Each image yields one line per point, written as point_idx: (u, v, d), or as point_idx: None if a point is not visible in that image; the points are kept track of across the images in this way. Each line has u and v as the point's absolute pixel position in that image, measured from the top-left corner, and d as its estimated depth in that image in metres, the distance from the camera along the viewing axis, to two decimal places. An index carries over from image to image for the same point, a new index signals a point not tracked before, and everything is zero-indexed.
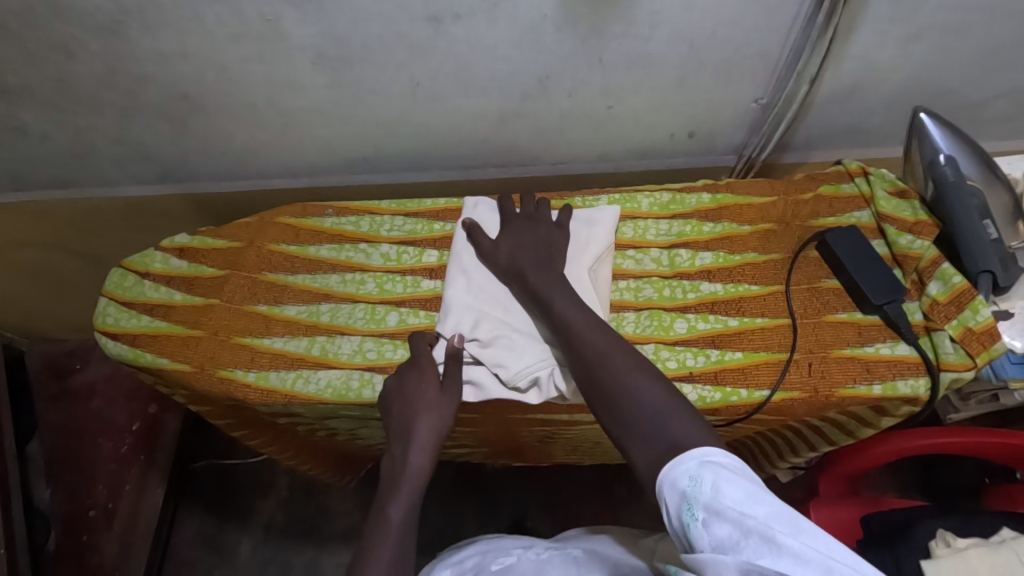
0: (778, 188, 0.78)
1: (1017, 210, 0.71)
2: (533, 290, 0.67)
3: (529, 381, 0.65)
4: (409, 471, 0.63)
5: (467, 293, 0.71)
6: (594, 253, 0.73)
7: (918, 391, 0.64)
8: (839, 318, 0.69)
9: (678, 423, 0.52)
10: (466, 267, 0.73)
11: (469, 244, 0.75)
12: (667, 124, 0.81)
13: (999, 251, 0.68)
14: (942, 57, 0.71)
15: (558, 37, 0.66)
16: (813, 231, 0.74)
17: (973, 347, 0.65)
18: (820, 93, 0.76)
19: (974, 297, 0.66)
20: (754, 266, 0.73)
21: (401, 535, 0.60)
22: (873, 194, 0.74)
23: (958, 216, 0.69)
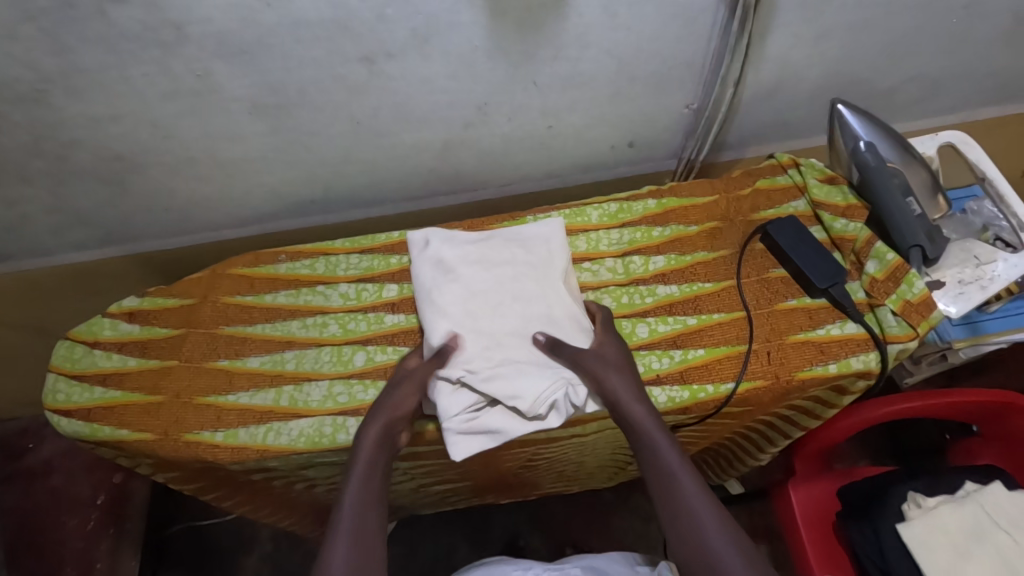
0: (718, 187, 0.81)
1: (936, 185, 0.75)
2: (639, 438, 0.60)
3: (548, 406, 0.63)
4: (361, 450, 0.60)
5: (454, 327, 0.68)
6: (559, 268, 0.73)
7: (869, 365, 0.68)
8: (790, 305, 0.72)
9: None
10: (440, 303, 0.70)
11: (439, 281, 0.72)
12: (607, 137, 0.84)
13: (925, 224, 0.73)
14: (850, 50, 0.76)
15: (492, 65, 0.67)
16: (757, 224, 0.78)
17: (914, 316, 0.69)
18: (745, 94, 0.80)
19: (908, 271, 0.71)
20: (704, 264, 0.76)
21: (364, 506, 0.56)
22: (806, 183, 0.79)
23: (885, 197, 0.73)
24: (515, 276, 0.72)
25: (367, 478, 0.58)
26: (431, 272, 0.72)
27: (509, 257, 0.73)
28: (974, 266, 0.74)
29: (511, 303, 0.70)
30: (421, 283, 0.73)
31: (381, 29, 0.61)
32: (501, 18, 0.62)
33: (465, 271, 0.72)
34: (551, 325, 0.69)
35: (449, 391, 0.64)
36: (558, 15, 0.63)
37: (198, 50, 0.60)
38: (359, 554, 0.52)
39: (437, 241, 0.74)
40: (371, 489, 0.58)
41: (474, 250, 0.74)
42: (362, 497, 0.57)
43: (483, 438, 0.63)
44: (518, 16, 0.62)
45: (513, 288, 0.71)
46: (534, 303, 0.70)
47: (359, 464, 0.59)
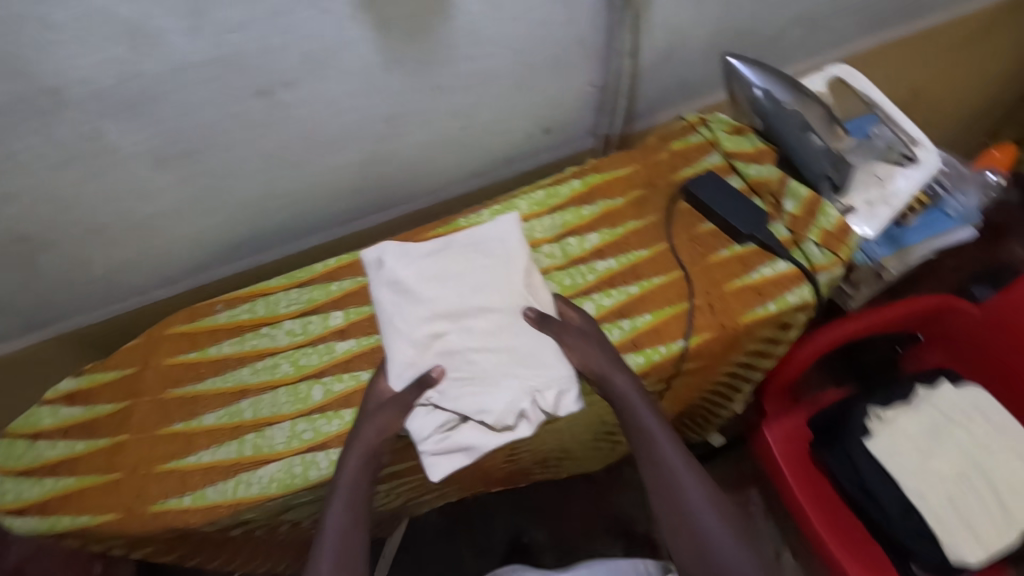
0: (636, 156, 0.84)
1: (831, 116, 0.78)
2: (620, 404, 0.64)
3: (516, 415, 0.61)
4: (343, 476, 0.60)
5: (416, 351, 0.65)
6: (520, 266, 0.71)
7: (805, 297, 0.72)
8: (723, 255, 0.75)
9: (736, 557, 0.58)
10: (403, 327, 0.66)
11: (397, 303, 0.68)
12: (521, 127, 0.85)
13: (828, 154, 0.76)
14: (729, 6, 0.80)
15: (390, 76, 0.68)
16: (678, 185, 0.81)
17: (834, 245, 0.73)
18: (643, 64, 0.83)
19: (821, 202, 0.75)
20: (636, 232, 0.78)
21: (347, 530, 0.57)
22: (716, 138, 0.82)
23: (788, 137, 0.77)
24: (478, 283, 0.68)
25: (344, 516, 0.58)
26: (389, 295, 0.68)
27: (465, 262, 0.70)
28: (879, 186, 0.78)
29: (477, 311, 0.66)
30: (379, 308, 0.69)
31: (269, 60, 0.60)
32: (388, 28, 0.62)
33: (424, 288, 0.68)
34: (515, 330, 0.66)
35: (421, 413, 0.62)
36: (443, 15, 0.63)
37: (81, 113, 0.58)
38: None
39: (385, 254, 0.70)
40: (348, 520, 0.58)
41: (427, 259, 0.70)
42: (344, 527, 0.57)
43: (459, 456, 0.61)
44: (405, 24, 0.62)
45: (477, 296, 0.67)
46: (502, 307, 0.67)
47: (342, 491, 0.60)
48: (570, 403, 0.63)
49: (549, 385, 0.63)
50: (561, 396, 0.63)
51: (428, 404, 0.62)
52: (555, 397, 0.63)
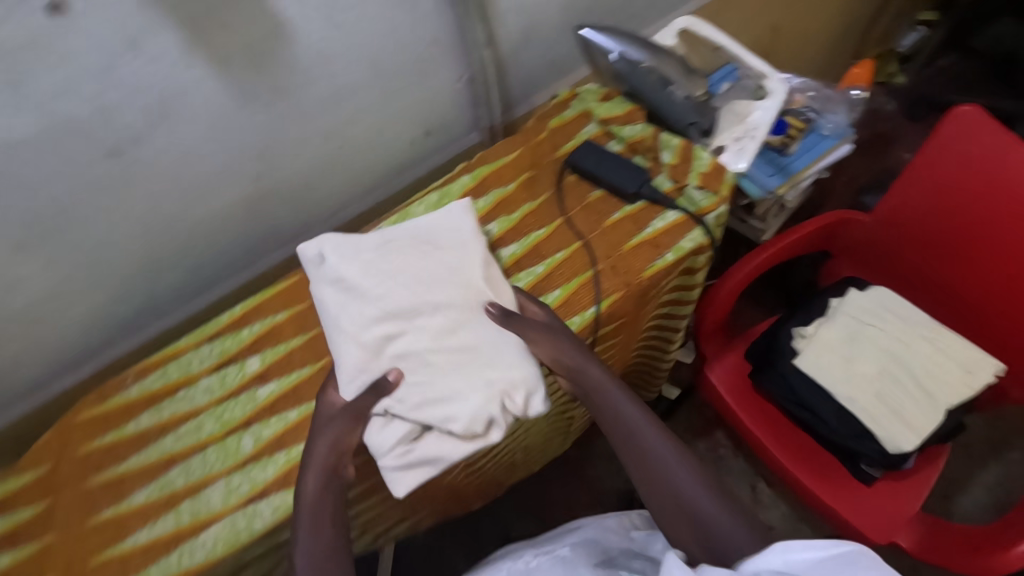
0: (518, 141, 0.85)
1: (687, 67, 0.82)
2: (592, 391, 0.63)
3: (485, 423, 0.58)
4: (303, 499, 0.57)
5: (365, 353, 0.64)
6: (476, 261, 0.71)
7: (699, 240, 0.75)
8: (616, 218, 0.78)
9: (727, 518, 0.57)
10: (352, 328, 0.66)
11: (342, 306, 0.68)
12: (402, 136, 0.86)
13: (690, 104, 0.80)
14: None
15: (248, 111, 0.67)
16: (563, 161, 0.83)
17: (713, 186, 0.77)
18: (504, 53, 0.85)
19: (694, 148, 0.79)
20: (532, 214, 0.80)
21: (324, 554, 0.54)
22: (589, 107, 0.85)
23: (650, 94, 0.81)
24: (428, 277, 0.69)
25: (319, 536, 0.55)
26: (334, 295, 0.68)
27: (415, 254, 0.70)
28: (740, 123, 0.83)
29: (429, 310, 0.66)
30: (327, 312, 0.68)
31: (113, 119, 0.58)
32: (230, 63, 0.61)
33: (369, 285, 0.67)
34: (474, 328, 0.65)
35: (382, 426, 0.60)
36: (285, 40, 0.63)
37: None
38: None
39: (328, 254, 0.70)
40: (324, 545, 0.55)
41: (375, 257, 0.70)
42: (319, 552, 0.54)
43: (424, 468, 0.59)
44: (247, 55, 0.62)
45: (431, 293, 0.67)
46: (455, 301, 0.67)
47: (305, 516, 0.56)
48: (540, 405, 0.61)
49: (518, 385, 0.60)
50: (531, 397, 0.61)
51: (384, 414, 0.60)
52: (524, 398, 0.60)
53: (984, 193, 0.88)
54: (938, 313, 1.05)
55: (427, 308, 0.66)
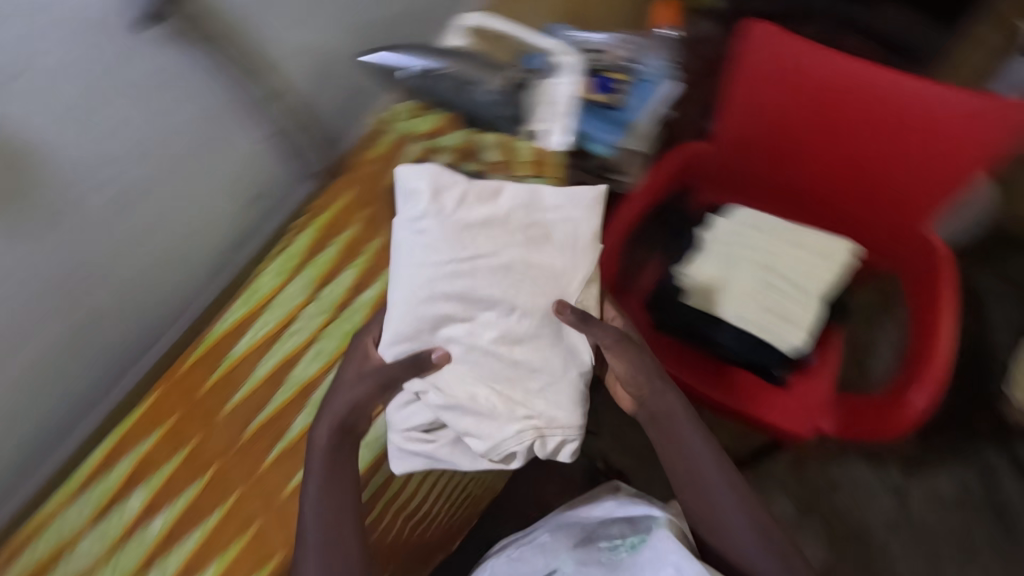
0: (345, 182, 0.83)
1: (479, 62, 0.83)
2: (668, 425, 0.75)
3: (505, 452, 0.62)
4: (313, 463, 0.67)
5: (410, 318, 0.64)
6: (577, 262, 0.67)
7: None
8: None
9: (758, 546, 0.72)
10: (433, 292, 0.64)
11: (419, 259, 0.64)
12: (222, 215, 0.80)
13: (490, 99, 0.82)
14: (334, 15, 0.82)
15: (23, 243, 0.61)
16: (391, 189, 0.82)
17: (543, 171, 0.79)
18: (297, 101, 0.82)
19: (513, 142, 0.81)
20: (379, 252, 0.80)
21: (325, 521, 0.66)
22: (403, 129, 0.84)
23: (449, 100, 0.81)
24: (514, 261, 0.65)
25: (322, 502, 0.66)
26: (406, 243, 0.65)
27: (517, 217, 0.66)
28: (546, 104, 0.86)
29: (510, 307, 0.64)
30: (400, 250, 0.66)
31: None
32: None
33: (454, 247, 0.64)
34: (536, 343, 0.64)
35: (405, 404, 0.67)
36: (37, 159, 0.59)
37: None
38: (326, 553, 0.66)
39: (441, 183, 0.65)
40: (326, 507, 0.66)
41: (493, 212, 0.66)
42: (324, 519, 0.66)
43: (418, 460, 0.68)
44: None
45: (517, 287, 0.64)
46: (536, 305, 0.64)
47: (314, 482, 0.66)
48: (569, 454, 0.64)
49: (556, 424, 0.62)
50: (564, 443, 0.62)
51: (411, 391, 0.65)
52: (557, 442, 0.62)
53: (813, 98, 1.01)
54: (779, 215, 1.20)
55: (502, 292, 0.64)
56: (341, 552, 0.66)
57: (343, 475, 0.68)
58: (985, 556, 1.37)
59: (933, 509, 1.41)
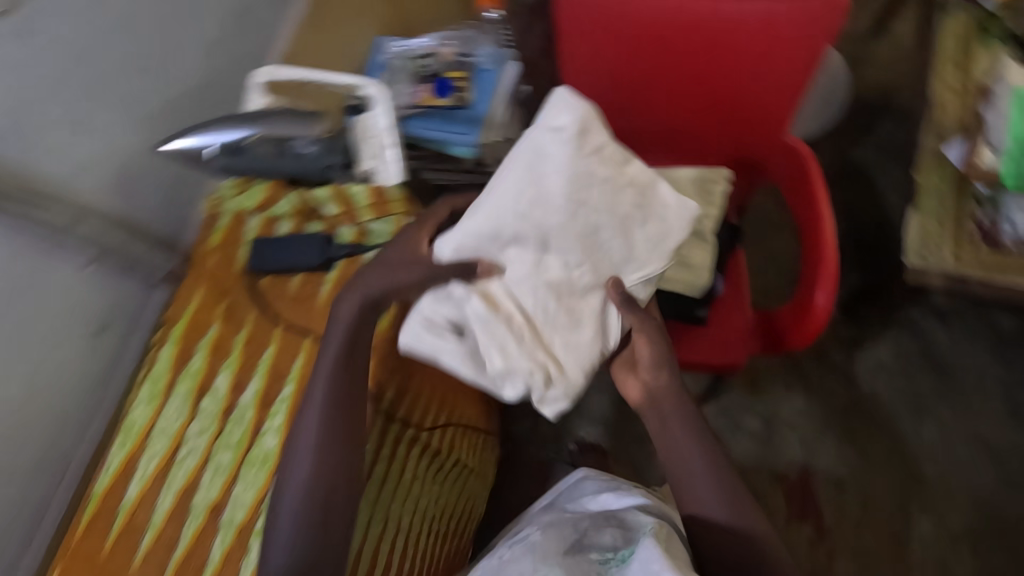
0: (193, 281, 0.76)
1: (292, 115, 0.79)
2: (662, 399, 0.83)
3: (506, 378, 0.75)
4: (308, 406, 0.70)
5: (478, 233, 0.75)
6: (642, 259, 0.78)
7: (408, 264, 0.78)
8: (327, 293, 0.76)
9: (721, 511, 0.77)
10: (546, 184, 0.75)
11: (525, 182, 0.75)
12: (68, 358, 0.74)
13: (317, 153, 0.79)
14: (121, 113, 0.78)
15: None
16: (245, 271, 0.77)
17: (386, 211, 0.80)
18: (111, 214, 0.77)
19: (347, 189, 0.80)
20: (250, 342, 0.73)
21: (314, 465, 0.68)
22: (235, 207, 0.78)
23: (273, 166, 0.77)
24: (600, 231, 0.76)
25: (316, 438, 0.69)
26: (553, 141, 0.74)
27: (612, 184, 0.76)
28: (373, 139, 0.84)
29: (575, 266, 0.76)
30: (529, 149, 0.76)
31: None
32: None
33: (539, 201, 0.74)
34: (580, 301, 0.77)
35: (439, 299, 0.78)
36: None
37: None
38: (308, 498, 0.67)
39: (583, 114, 0.75)
40: (313, 448, 0.69)
41: (591, 153, 0.75)
42: (313, 464, 0.68)
43: (429, 348, 0.78)
44: None
45: (583, 252, 0.76)
46: (595, 277, 0.77)
47: (309, 420, 0.69)
48: (552, 410, 0.76)
49: (566, 365, 0.75)
50: (557, 398, 0.76)
51: (454, 285, 0.77)
52: (553, 392, 0.75)
53: (649, 41, 1.00)
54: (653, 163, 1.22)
55: (574, 245, 0.75)
56: (319, 494, 0.68)
57: (336, 435, 0.70)
58: (936, 406, 1.45)
59: (880, 380, 1.48)
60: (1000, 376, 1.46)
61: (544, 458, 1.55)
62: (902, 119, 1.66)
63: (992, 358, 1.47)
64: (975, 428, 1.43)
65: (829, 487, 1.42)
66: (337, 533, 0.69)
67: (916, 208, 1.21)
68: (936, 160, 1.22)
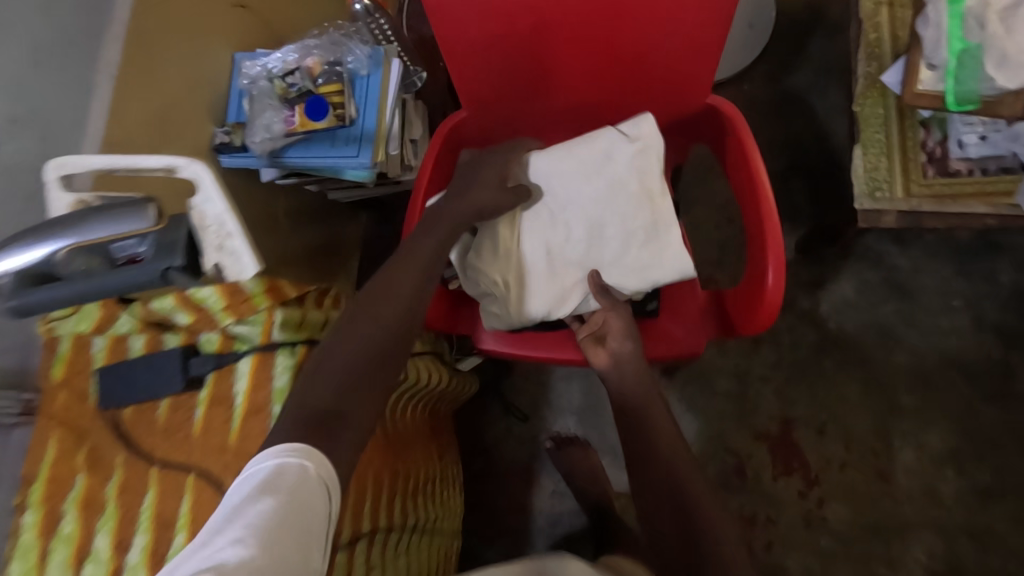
0: (40, 434, 0.63)
1: (94, 214, 0.60)
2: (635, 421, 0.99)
3: (468, 272, 0.96)
4: (393, 290, 0.73)
5: (547, 165, 0.95)
6: (607, 277, 0.93)
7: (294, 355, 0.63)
8: (200, 417, 0.62)
9: (693, 514, 0.90)
10: (608, 163, 0.92)
11: (583, 159, 0.93)
12: None
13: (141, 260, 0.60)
14: None
15: None
16: (104, 409, 0.64)
17: (241, 310, 0.62)
18: None
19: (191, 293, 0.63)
20: (126, 491, 0.62)
21: (369, 334, 0.67)
22: (75, 332, 0.64)
23: (91, 287, 0.60)
24: (607, 229, 0.92)
25: (380, 330, 0.68)
26: (639, 136, 0.90)
27: (637, 201, 0.91)
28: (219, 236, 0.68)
29: (570, 235, 0.93)
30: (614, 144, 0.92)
31: None
32: None
33: (597, 177, 0.92)
34: (557, 264, 0.93)
35: None
36: None
37: None
38: (356, 360, 0.64)
39: (646, 141, 0.90)
40: (375, 330, 0.68)
41: (635, 168, 0.91)
42: (367, 339, 0.67)
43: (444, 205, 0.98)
44: None
45: (581, 240, 0.93)
46: (584, 260, 0.93)
47: (388, 306, 0.71)
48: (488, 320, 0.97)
49: (506, 299, 0.94)
50: (490, 312, 0.96)
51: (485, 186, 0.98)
52: (489, 306, 0.96)
53: (540, 22, 0.87)
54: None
55: (587, 225, 0.92)
56: (360, 365, 0.64)
57: (385, 351, 0.68)
58: (907, 335, 1.40)
59: (847, 316, 1.43)
60: (966, 290, 1.40)
61: (525, 458, 1.48)
62: (838, 32, 1.54)
63: (957, 273, 1.41)
64: (947, 348, 1.38)
65: (809, 433, 1.38)
66: (338, 430, 0.59)
67: (861, 144, 1.13)
68: (878, 86, 1.11)
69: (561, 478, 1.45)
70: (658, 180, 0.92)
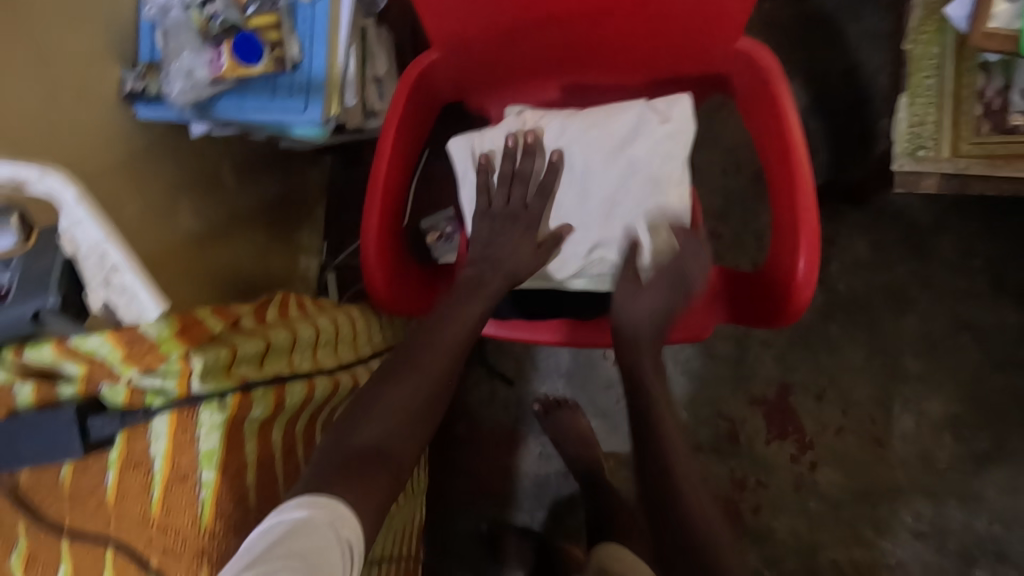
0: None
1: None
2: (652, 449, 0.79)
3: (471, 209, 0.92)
4: (440, 343, 0.80)
5: (573, 137, 0.86)
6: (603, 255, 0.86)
7: (223, 408, 0.64)
8: (115, 484, 0.63)
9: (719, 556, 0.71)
10: (632, 142, 0.84)
11: (610, 139, 0.85)
12: None
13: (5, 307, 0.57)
14: None
15: None
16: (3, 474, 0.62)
17: (155, 362, 0.61)
18: None
19: (71, 344, 0.60)
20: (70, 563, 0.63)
21: (414, 394, 0.75)
22: None
23: None
24: (613, 206, 0.85)
25: (423, 390, 0.76)
26: (666, 115, 0.83)
27: (651, 186, 0.84)
28: (98, 261, 0.57)
29: (579, 203, 0.87)
30: (638, 127, 0.84)
31: None
32: None
33: (621, 155, 0.84)
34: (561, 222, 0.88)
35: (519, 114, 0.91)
36: None
37: None
38: (398, 419, 0.73)
39: (676, 125, 0.83)
40: (419, 391, 0.76)
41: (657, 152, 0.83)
42: (412, 398, 0.75)
43: (465, 152, 0.91)
44: None
45: (588, 212, 0.86)
46: (587, 232, 0.86)
47: (429, 360, 0.78)
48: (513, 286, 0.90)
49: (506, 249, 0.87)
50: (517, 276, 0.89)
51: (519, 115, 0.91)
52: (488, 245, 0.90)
53: None
54: (573, 91, 0.94)
55: (598, 195, 0.86)
56: (400, 422, 0.73)
57: (423, 415, 0.75)
58: (919, 295, 1.31)
59: (858, 276, 1.33)
60: (990, 248, 1.30)
61: (510, 423, 1.43)
62: None
63: (982, 230, 1.30)
64: (962, 311, 1.30)
65: (807, 398, 1.33)
66: (375, 483, 0.67)
67: (907, 91, 0.96)
68: (938, 19, 0.93)
69: (547, 440, 1.40)
70: (674, 168, 0.84)
